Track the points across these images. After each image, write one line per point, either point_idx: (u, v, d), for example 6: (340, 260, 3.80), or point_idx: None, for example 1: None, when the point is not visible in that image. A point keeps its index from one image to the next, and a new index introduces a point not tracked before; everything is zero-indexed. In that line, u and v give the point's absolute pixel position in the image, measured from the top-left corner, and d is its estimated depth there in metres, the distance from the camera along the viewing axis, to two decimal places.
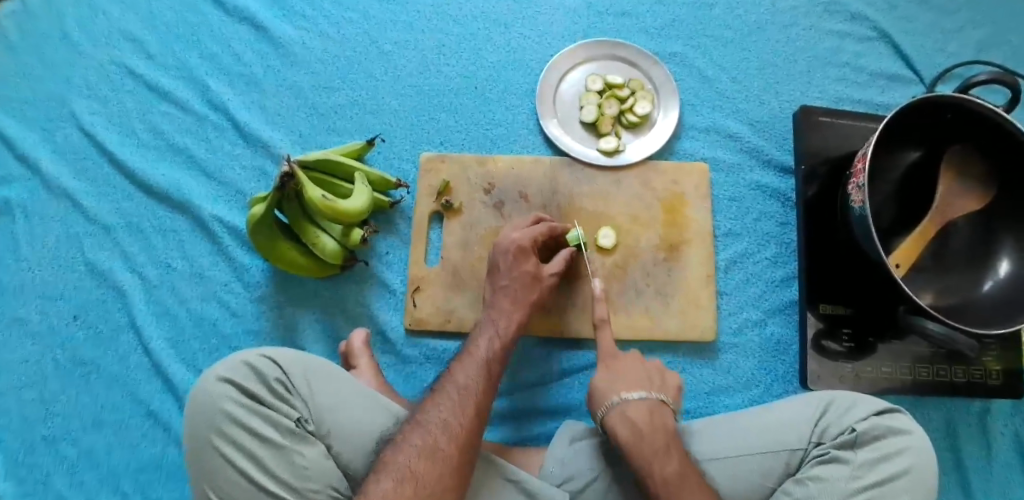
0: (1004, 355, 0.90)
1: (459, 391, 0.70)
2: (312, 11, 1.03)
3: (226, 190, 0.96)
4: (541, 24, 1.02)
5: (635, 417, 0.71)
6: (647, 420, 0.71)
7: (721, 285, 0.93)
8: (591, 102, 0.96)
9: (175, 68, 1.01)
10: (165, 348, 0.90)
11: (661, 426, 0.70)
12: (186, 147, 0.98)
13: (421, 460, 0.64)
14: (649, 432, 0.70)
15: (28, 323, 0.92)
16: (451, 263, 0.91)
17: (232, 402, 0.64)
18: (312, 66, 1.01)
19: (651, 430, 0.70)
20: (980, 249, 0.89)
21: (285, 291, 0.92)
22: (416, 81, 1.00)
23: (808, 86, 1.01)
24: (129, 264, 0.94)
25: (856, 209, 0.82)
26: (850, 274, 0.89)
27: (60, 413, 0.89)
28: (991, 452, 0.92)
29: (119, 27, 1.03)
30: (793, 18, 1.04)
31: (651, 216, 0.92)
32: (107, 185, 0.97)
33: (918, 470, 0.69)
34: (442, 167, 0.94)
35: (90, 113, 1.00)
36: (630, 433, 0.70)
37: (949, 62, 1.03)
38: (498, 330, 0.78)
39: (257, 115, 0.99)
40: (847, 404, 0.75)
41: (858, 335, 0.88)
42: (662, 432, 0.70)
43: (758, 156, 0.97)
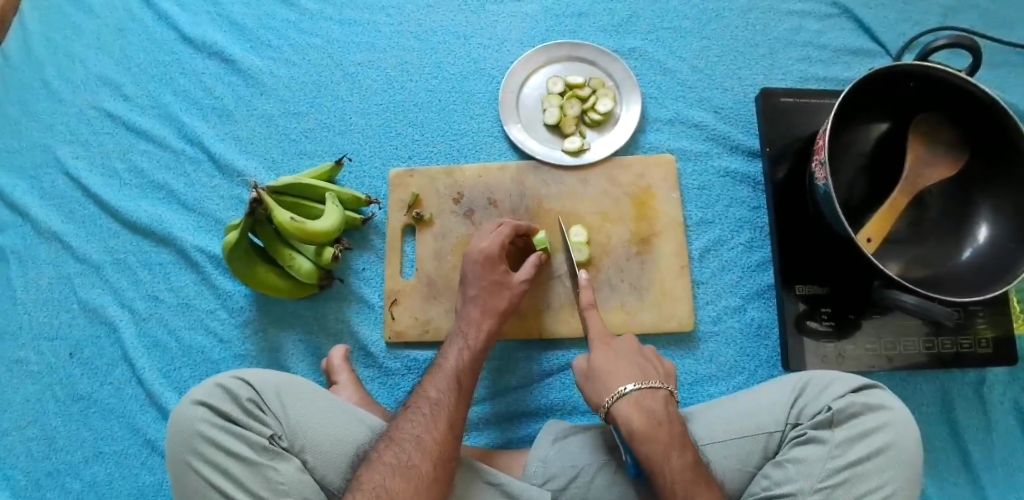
0: (993, 321, 0.88)
1: (430, 404, 0.72)
2: (277, 40, 1.06)
3: (206, 220, 0.99)
4: (499, 32, 1.04)
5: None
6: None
7: (696, 275, 0.93)
8: (552, 104, 0.97)
9: (152, 107, 1.05)
10: (157, 378, 0.93)
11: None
12: (166, 183, 1.01)
13: (396, 478, 0.65)
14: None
15: (28, 364, 0.96)
16: (426, 274, 0.92)
17: (207, 423, 0.67)
18: (281, 94, 1.04)
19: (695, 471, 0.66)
20: (956, 216, 0.87)
21: (268, 314, 0.94)
22: (381, 99, 1.02)
23: (770, 68, 1.01)
24: (119, 299, 0.97)
25: (821, 187, 0.82)
26: (824, 252, 0.88)
27: (62, 448, 0.92)
28: (990, 422, 0.90)
29: (97, 73, 1.08)
30: (751, 3, 1.04)
31: (620, 211, 0.93)
32: (94, 225, 1.01)
33: (898, 445, 0.68)
34: (412, 181, 0.96)
35: (74, 158, 1.04)
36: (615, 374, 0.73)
37: (914, 31, 1.02)
38: (468, 342, 0.79)
39: (232, 145, 1.02)
40: (825, 383, 0.74)
41: (838, 313, 0.87)
42: (677, 427, 0.69)
43: (724, 143, 0.97)
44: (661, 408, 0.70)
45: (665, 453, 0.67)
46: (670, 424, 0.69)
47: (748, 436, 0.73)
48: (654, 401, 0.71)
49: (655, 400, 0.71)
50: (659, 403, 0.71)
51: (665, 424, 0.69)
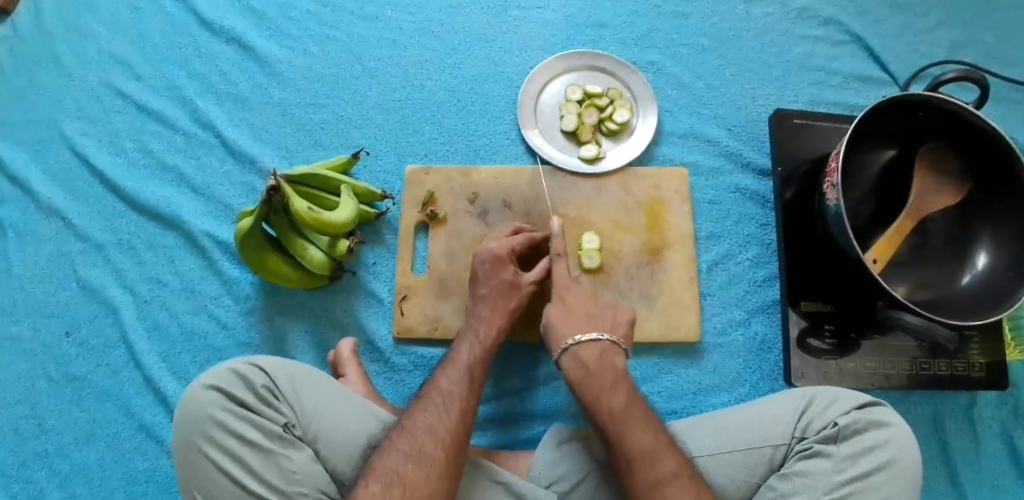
0: (986, 345, 0.91)
1: (443, 396, 0.72)
2: (297, 30, 1.06)
3: (215, 205, 0.98)
4: (521, 37, 1.05)
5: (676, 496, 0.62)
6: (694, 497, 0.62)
7: (704, 287, 0.94)
8: (570, 111, 0.98)
9: (164, 88, 1.04)
10: (156, 361, 0.91)
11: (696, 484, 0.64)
12: (175, 165, 1.00)
13: (408, 465, 0.64)
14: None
15: (22, 340, 0.93)
16: (437, 272, 0.92)
17: (220, 408, 0.66)
18: (299, 84, 1.03)
19: (655, 450, 0.66)
20: (957, 243, 0.90)
21: (275, 303, 0.93)
22: (400, 96, 1.02)
23: (783, 90, 1.04)
24: (120, 280, 0.95)
25: (832, 207, 0.84)
26: (829, 271, 0.90)
27: (53, 428, 0.90)
28: (979, 445, 0.92)
29: (110, 50, 1.06)
30: (767, 25, 1.07)
31: (633, 221, 0.94)
32: (98, 203, 0.99)
33: (899, 462, 0.70)
34: (427, 179, 0.96)
35: (81, 134, 1.02)
36: (563, 323, 0.77)
37: (921, 62, 1.05)
38: (479, 338, 0.79)
39: (245, 132, 1.01)
40: (830, 399, 0.76)
41: (841, 331, 0.89)
42: (610, 370, 0.73)
43: (736, 160, 1.00)
44: (596, 357, 0.74)
45: (597, 396, 0.70)
46: (603, 372, 0.73)
47: (753, 447, 0.75)
48: (591, 352, 0.74)
49: (589, 350, 0.74)
50: (596, 353, 0.74)
51: (598, 370, 0.73)
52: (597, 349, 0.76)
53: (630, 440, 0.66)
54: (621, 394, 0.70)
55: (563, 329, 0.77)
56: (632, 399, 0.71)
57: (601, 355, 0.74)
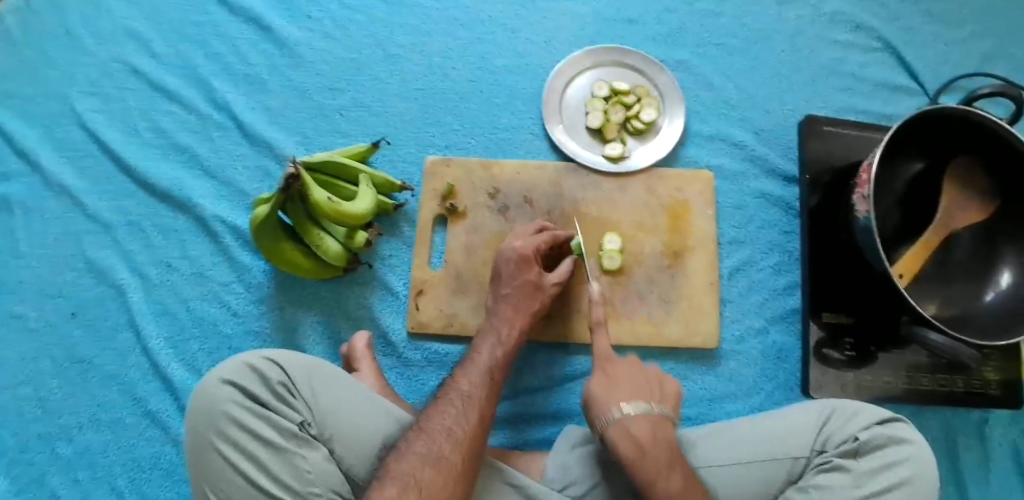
0: (1003, 365, 0.91)
1: (462, 398, 0.70)
2: (318, 12, 1.03)
3: (228, 189, 0.96)
4: (547, 29, 1.03)
5: (637, 430, 0.68)
6: (650, 434, 0.68)
7: (724, 293, 0.93)
8: (597, 108, 0.96)
9: (179, 66, 1.01)
10: (164, 347, 0.89)
11: (664, 441, 0.68)
12: (189, 146, 0.97)
13: (425, 469, 0.63)
14: (651, 447, 0.67)
15: (26, 319, 0.91)
16: (455, 267, 0.91)
17: (235, 404, 0.64)
18: (318, 67, 1.00)
19: (627, 386, 0.73)
20: (982, 260, 0.89)
21: (288, 292, 0.91)
22: (421, 84, 1.00)
23: (812, 95, 1.02)
24: (129, 262, 0.93)
25: (861, 219, 0.82)
26: (851, 283, 0.89)
27: (56, 411, 0.88)
28: (989, 462, 0.92)
29: (123, 24, 1.03)
30: (798, 28, 1.05)
31: (655, 223, 0.93)
32: (108, 182, 0.96)
33: (917, 480, 0.69)
34: (447, 171, 0.94)
35: (92, 110, 0.99)
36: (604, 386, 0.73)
37: (951, 73, 1.04)
38: (500, 340, 0.78)
39: (262, 115, 0.99)
40: (850, 412, 0.75)
41: (860, 344, 0.88)
42: (662, 439, 0.68)
43: (761, 165, 0.98)
44: (647, 433, 0.68)
45: (648, 470, 0.66)
46: (654, 453, 0.67)
47: (772, 458, 0.74)
48: (641, 425, 0.69)
49: (640, 425, 0.69)
50: (646, 429, 0.69)
51: (652, 448, 0.67)
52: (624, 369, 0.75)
53: (631, 430, 0.68)
54: (648, 421, 0.69)
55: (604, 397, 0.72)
56: (650, 409, 0.70)
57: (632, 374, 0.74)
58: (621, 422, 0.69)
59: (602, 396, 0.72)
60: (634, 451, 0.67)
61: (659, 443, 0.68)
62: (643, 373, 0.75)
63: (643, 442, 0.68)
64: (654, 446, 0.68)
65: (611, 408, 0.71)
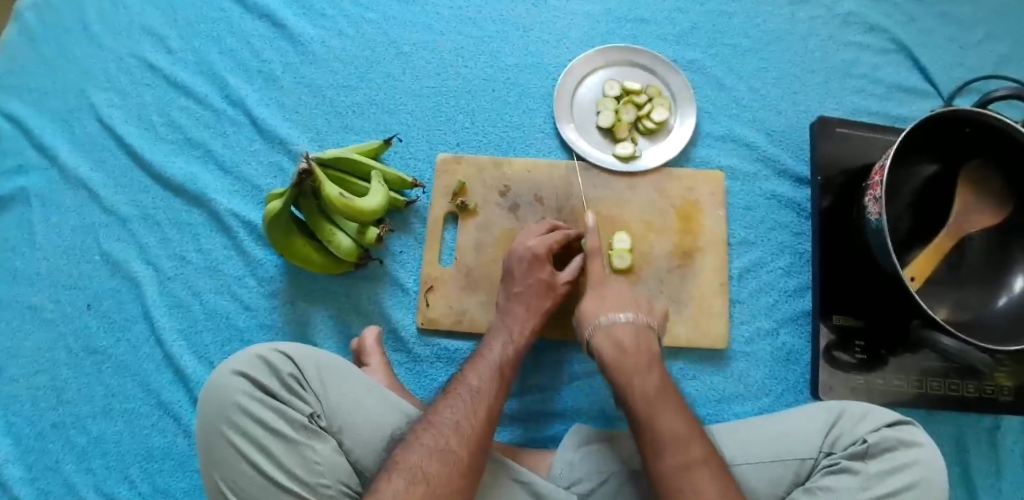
0: (1017, 370, 0.89)
1: (471, 392, 0.71)
2: (332, 10, 1.04)
3: (242, 184, 0.97)
4: (559, 28, 1.03)
5: (623, 338, 0.73)
6: (635, 341, 0.73)
7: (733, 294, 0.93)
8: (608, 107, 0.96)
9: (195, 63, 1.02)
10: (177, 339, 0.90)
11: (646, 348, 0.73)
12: (203, 141, 0.98)
13: (431, 461, 0.63)
14: (632, 351, 0.72)
15: (42, 310, 0.93)
16: (464, 264, 0.91)
17: (246, 395, 0.65)
18: (331, 65, 1.01)
19: (635, 350, 0.72)
20: (996, 264, 0.88)
21: (299, 286, 0.92)
22: (433, 82, 1.00)
23: (825, 97, 1.01)
24: (144, 255, 0.94)
25: (873, 221, 0.82)
26: (863, 286, 0.89)
27: (71, 401, 0.89)
28: (1001, 468, 0.91)
29: (141, 20, 1.04)
30: (812, 29, 1.04)
31: (666, 222, 0.93)
32: (124, 176, 0.98)
33: (928, 483, 0.69)
34: (458, 168, 0.94)
35: (109, 105, 1.00)
36: (615, 352, 0.73)
37: (967, 76, 1.03)
38: (511, 337, 0.78)
39: (275, 111, 1.00)
40: (859, 415, 0.75)
41: (871, 347, 0.88)
42: (647, 354, 0.72)
43: (773, 166, 0.98)
44: (630, 337, 0.73)
45: (630, 374, 0.70)
46: (637, 353, 0.72)
47: (780, 460, 0.74)
48: (625, 331, 0.74)
49: (626, 329, 0.74)
50: (631, 333, 0.74)
51: (633, 351, 0.72)
52: (613, 286, 0.79)
53: (615, 334, 0.74)
54: (623, 295, 0.78)
55: (619, 360, 0.72)
56: (638, 317, 0.75)
57: (620, 291, 0.78)
58: (603, 328, 0.75)
59: (588, 310, 0.78)
60: (615, 353, 0.73)
61: (641, 349, 0.72)
62: (649, 341, 0.74)
63: (626, 346, 0.73)
64: (634, 350, 0.72)
65: (598, 318, 0.76)
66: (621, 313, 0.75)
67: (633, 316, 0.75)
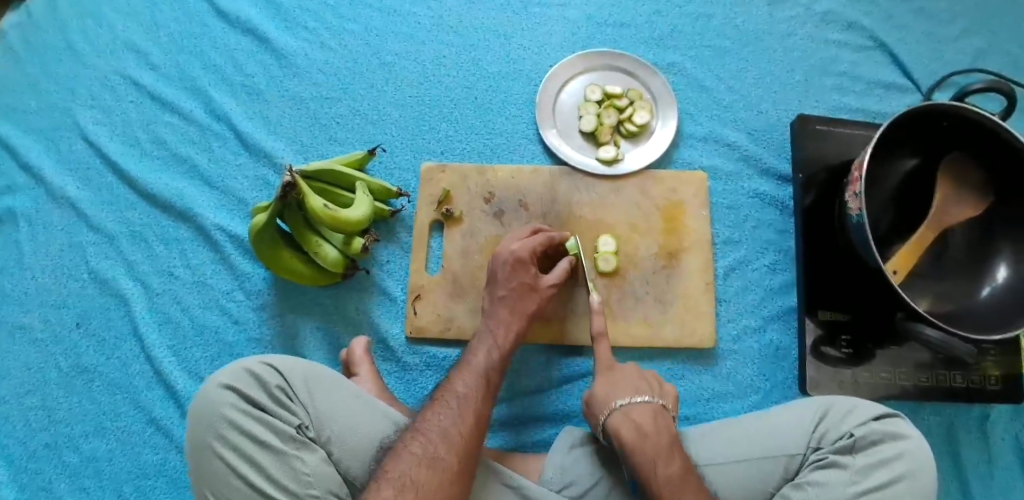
0: (1003, 359, 0.90)
1: (458, 398, 0.71)
2: (314, 23, 1.04)
3: (228, 199, 0.97)
4: (540, 35, 1.04)
5: (640, 419, 0.73)
6: (652, 423, 0.73)
7: (719, 293, 0.93)
8: (590, 112, 0.97)
9: (178, 79, 1.03)
10: (167, 355, 0.91)
11: (665, 429, 0.73)
12: (189, 157, 0.99)
13: (420, 468, 0.64)
14: (652, 433, 0.72)
15: (31, 330, 0.93)
16: (451, 272, 0.91)
17: (233, 407, 0.65)
18: (315, 77, 1.02)
19: (655, 433, 0.72)
20: (978, 255, 0.89)
21: (287, 298, 0.93)
22: (416, 92, 1.01)
23: (805, 95, 1.02)
24: (132, 272, 0.95)
25: (854, 217, 0.83)
26: (847, 281, 0.89)
27: (62, 420, 0.89)
28: (991, 458, 0.92)
29: (124, 38, 1.05)
30: (791, 28, 1.05)
31: (650, 224, 0.93)
32: (110, 194, 0.98)
33: (915, 476, 0.69)
34: (442, 177, 0.95)
35: (94, 123, 1.01)
36: (635, 436, 0.72)
37: (945, 70, 1.04)
38: (497, 342, 0.78)
39: (260, 125, 1.00)
40: (845, 410, 0.75)
41: (857, 341, 0.88)
42: (667, 437, 0.72)
43: (756, 164, 0.98)
44: (649, 421, 0.73)
45: (653, 460, 0.69)
46: (657, 436, 0.72)
47: (769, 456, 0.74)
48: (643, 414, 0.74)
49: (642, 411, 0.74)
50: (648, 416, 0.73)
51: (654, 433, 0.72)
52: (625, 368, 0.80)
53: (632, 415, 0.73)
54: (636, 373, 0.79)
55: (639, 444, 0.71)
56: (656, 401, 0.75)
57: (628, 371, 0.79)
58: (620, 411, 0.74)
59: (602, 395, 0.77)
60: (634, 436, 0.72)
61: (660, 429, 0.72)
62: (667, 423, 0.74)
63: (646, 428, 0.72)
64: (656, 432, 0.72)
65: (614, 402, 0.75)
66: (631, 399, 0.75)
67: (650, 398, 0.76)
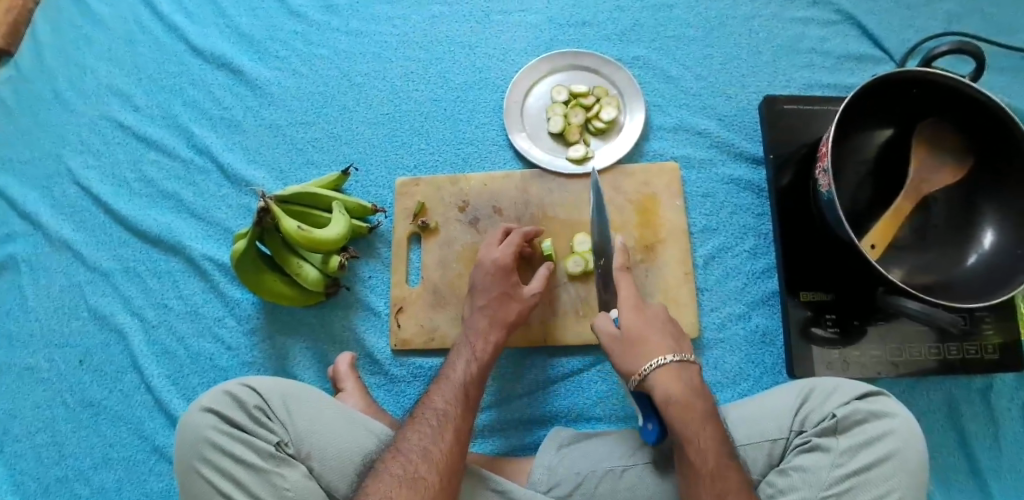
0: (1000, 326, 0.87)
1: (437, 415, 0.72)
2: (285, 51, 1.08)
3: (214, 229, 1.00)
4: (504, 42, 1.05)
5: (693, 382, 0.70)
6: (699, 386, 0.70)
7: (700, 282, 0.93)
8: (557, 113, 0.98)
9: (161, 117, 1.07)
10: (166, 384, 0.94)
11: (705, 392, 0.70)
12: (175, 191, 1.02)
13: (401, 490, 0.64)
14: (697, 395, 0.69)
15: (38, 370, 0.97)
16: (432, 282, 0.93)
17: (214, 429, 0.67)
18: (289, 104, 1.05)
19: (701, 396, 0.69)
20: (962, 222, 0.87)
21: (276, 321, 0.95)
22: (387, 109, 1.04)
23: (774, 75, 1.02)
24: (128, 307, 0.98)
25: (824, 194, 0.82)
26: (828, 260, 0.88)
27: (71, 454, 0.93)
28: (998, 429, 0.89)
29: (108, 83, 1.09)
30: (755, 10, 1.05)
31: (624, 219, 0.93)
32: (104, 233, 1.02)
33: (902, 454, 0.67)
34: (416, 190, 0.97)
35: (85, 167, 1.05)
36: (684, 395, 0.69)
37: (917, 37, 1.02)
38: (475, 354, 0.80)
39: (240, 155, 1.03)
40: (828, 391, 0.74)
41: (842, 320, 0.87)
42: (710, 400, 0.70)
43: (728, 150, 0.98)
44: (697, 383, 0.70)
45: (700, 427, 0.67)
46: (704, 399, 0.69)
47: (752, 442, 0.73)
48: (691, 375, 0.71)
49: (691, 373, 0.71)
50: (694, 378, 0.71)
51: (700, 397, 0.69)
52: (661, 322, 0.76)
53: (683, 376, 0.70)
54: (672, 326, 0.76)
55: (689, 405, 0.68)
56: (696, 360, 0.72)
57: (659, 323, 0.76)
58: (667, 368, 0.70)
59: (642, 347, 0.73)
60: (684, 395, 0.68)
61: (704, 390, 0.70)
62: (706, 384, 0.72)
63: (694, 388, 0.69)
64: (701, 395, 0.69)
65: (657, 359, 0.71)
66: (679, 358, 0.71)
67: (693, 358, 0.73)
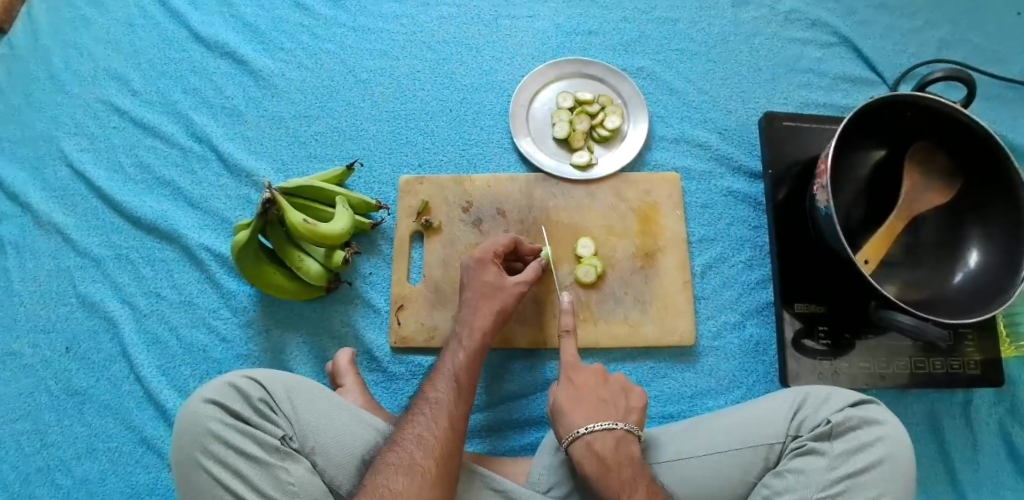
0: (982, 344, 0.91)
1: (430, 405, 0.72)
2: (290, 43, 1.07)
3: (212, 219, 0.99)
4: (511, 46, 1.07)
5: (602, 449, 0.70)
6: (614, 452, 0.70)
7: (698, 290, 0.95)
8: (562, 119, 1.00)
9: (160, 103, 1.05)
10: (156, 375, 0.92)
11: (628, 457, 0.70)
12: (173, 180, 1.01)
13: (399, 477, 0.64)
14: (615, 463, 0.69)
15: (21, 357, 0.94)
16: (433, 281, 0.93)
17: (217, 421, 0.66)
18: (293, 97, 1.05)
19: (617, 463, 0.70)
20: (949, 242, 0.90)
21: (273, 314, 0.94)
22: (393, 107, 1.04)
23: (773, 92, 1.05)
24: (119, 294, 0.96)
25: (823, 209, 0.84)
26: (821, 273, 0.91)
27: (54, 443, 0.90)
28: (976, 442, 0.92)
29: (105, 66, 1.07)
30: (755, 28, 1.08)
31: (626, 226, 0.95)
32: (96, 219, 1.00)
33: (894, 459, 0.70)
34: (421, 189, 0.97)
35: (78, 150, 1.03)
36: (598, 467, 0.69)
37: (910, 62, 1.06)
38: (463, 343, 0.79)
39: (241, 145, 1.03)
40: (822, 398, 0.76)
41: (835, 332, 0.89)
42: (629, 464, 0.70)
43: (727, 163, 1.01)
44: (611, 449, 0.70)
45: (616, 493, 0.67)
46: (621, 467, 0.69)
47: (749, 446, 0.75)
48: (606, 443, 0.71)
49: (604, 440, 0.71)
50: (610, 444, 0.71)
51: (616, 464, 0.69)
52: (589, 383, 0.77)
53: (595, 445, 0.71)
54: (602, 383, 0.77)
55: (602, 476, 0.69)
56: (618, 423, 0.72)
57: (593, 384, 0.77)
58: (582, 439, 0.71)
59: (567, 413, 0.74)
60: (597, 467, 0.69)
61: (622, 459, 0.70)
62: (629, 449, 0.71)
63: (607, 459, 0.70)
64: (618, 464, 0.69)
65: (575, 429, 0.72)
66: (592, 426, 0.72)
67: (615, 423, 0.73)
